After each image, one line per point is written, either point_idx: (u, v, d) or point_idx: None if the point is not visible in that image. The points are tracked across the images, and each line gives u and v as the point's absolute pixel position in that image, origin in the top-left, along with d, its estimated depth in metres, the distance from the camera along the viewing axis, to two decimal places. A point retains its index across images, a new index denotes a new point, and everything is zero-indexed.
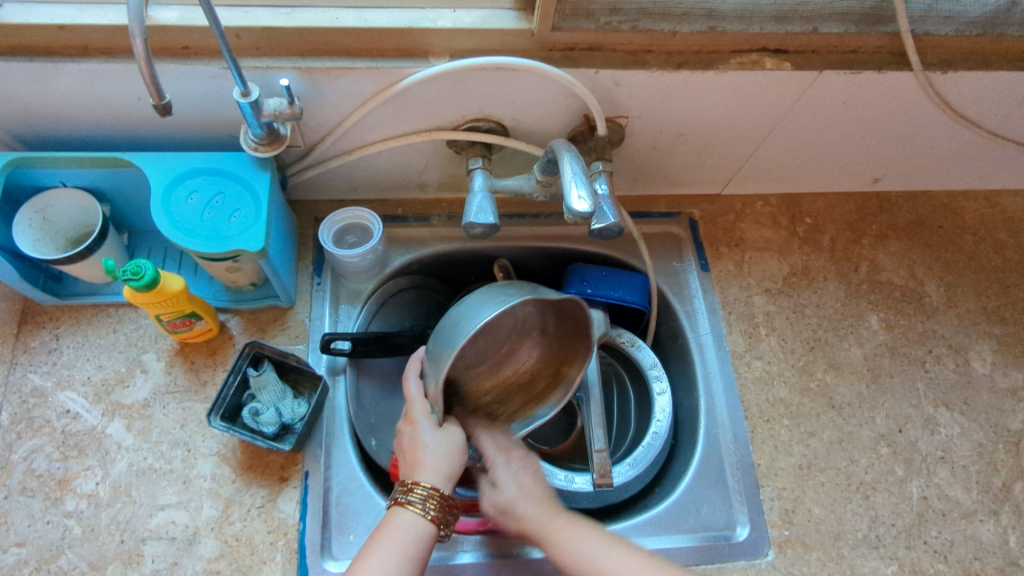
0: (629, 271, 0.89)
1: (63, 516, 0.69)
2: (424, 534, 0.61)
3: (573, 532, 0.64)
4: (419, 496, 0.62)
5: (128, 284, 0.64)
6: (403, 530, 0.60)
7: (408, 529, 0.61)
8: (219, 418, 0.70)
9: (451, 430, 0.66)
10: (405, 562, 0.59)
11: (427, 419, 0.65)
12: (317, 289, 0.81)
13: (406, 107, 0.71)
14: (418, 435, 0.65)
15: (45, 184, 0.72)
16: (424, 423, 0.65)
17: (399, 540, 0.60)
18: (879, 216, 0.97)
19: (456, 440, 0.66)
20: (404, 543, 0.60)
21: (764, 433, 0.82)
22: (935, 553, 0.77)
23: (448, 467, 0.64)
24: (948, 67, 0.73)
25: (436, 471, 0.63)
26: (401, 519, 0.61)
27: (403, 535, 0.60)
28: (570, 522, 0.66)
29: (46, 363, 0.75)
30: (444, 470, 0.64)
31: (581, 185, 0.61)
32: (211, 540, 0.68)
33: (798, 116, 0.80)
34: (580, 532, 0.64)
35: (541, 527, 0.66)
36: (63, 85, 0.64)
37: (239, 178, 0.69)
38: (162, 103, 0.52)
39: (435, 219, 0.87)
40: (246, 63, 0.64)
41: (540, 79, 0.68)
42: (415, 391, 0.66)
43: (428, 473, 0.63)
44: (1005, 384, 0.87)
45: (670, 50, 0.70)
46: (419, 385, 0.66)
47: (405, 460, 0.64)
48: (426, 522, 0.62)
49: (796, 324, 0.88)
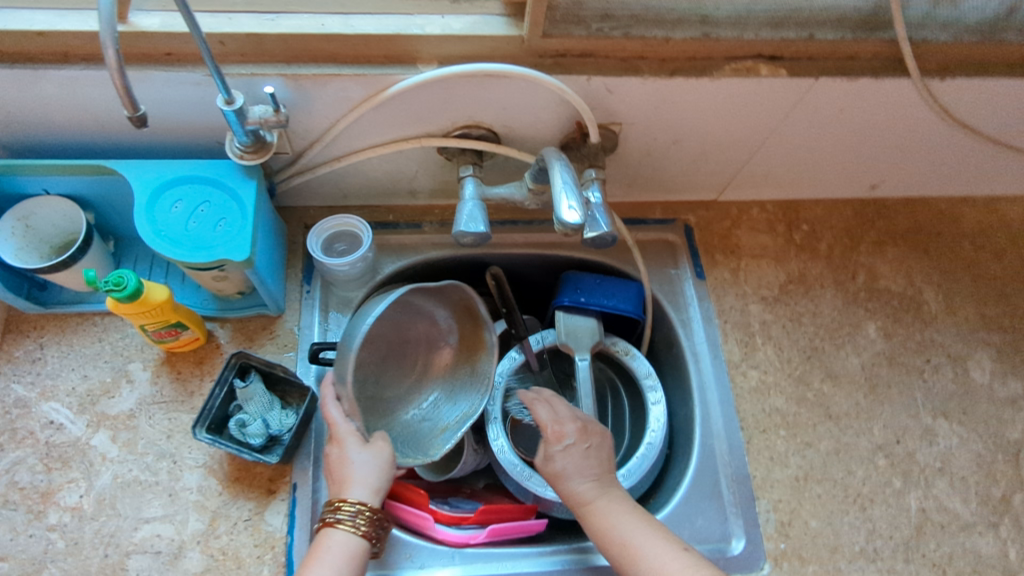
0: (622, 279, 0.88)
1: (46, 529, 0.67)
2: (357, 549, 0.62)
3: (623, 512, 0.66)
4: (348, 512, 0.63)
5: (110, 295, 0.63)
6: (337, 547, 0.61)
7: (341, 546, 0.62)
8: (205, 431, 0.69)
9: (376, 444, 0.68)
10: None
11: (352, 438, 0.67)
12: (307, 297, 0.80)
13: (395, 114, 0.70)
14: (344, 454, 0.66)
15: (28, 192, 0.71)
16: (349, 443, 0.66)
17: (333, 557, 0.61)
18: (876, 222, 0.96)
19: (383, 452, 0.67)
20: (338, 559, 0.61)
21: (760, 444, 0.80)
22: (934, 567, 0.76)
23: (376, 480, 0.65)
24: (947, 74, 0.72)
25: (364, 484, 0.65)
26: (332, 538, 0.62)
27: (336, 552, 0.61)
28: (617, 497, 0.68)
29: (31, 373, 0.74)
30: (372, 483, 0.65)
31: (571, 195, 0.60)
32: (197, 554, 0.67)
33: (794, 122, 0.79)
34: (625, 514, 0.66)
35: (583, 501, 0.67)
36: (44, 92, 0.62)
37: (225, 187, 0.68)
38: (139, 114, 0.51)
39: (427, 225, 0.86)
40: (231, 70, 0.63)
41: (530, 86, 0.67)
42: (336, 414, 0.68)
43: (357, 487, 0.65)
44: (1005, 394, 0.86)
45: (664, 56, 0.69)
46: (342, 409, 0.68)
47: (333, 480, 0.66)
48: (354, 537, 0.62)
49: (793, 332, 0.87)
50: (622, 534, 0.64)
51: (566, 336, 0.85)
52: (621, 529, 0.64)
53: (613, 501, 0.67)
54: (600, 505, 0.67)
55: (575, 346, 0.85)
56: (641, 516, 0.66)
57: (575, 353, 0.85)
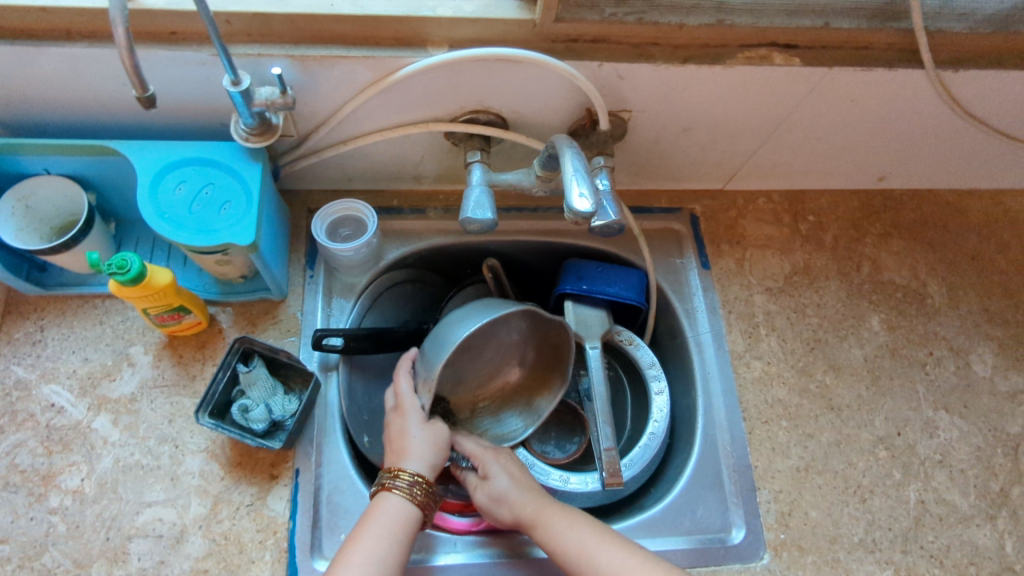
0: (627, 267, 0.87)
1: (47, 512, 0.67)
2: (410, 517, 0.62)
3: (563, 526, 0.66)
4: (405, 480, 0.64)
5: (113, 278, 0.62)
6: (391, 513, 0.62)
7: (396, 512, 0.62)
8: (208, 416, 0.68)
9: (435, 424, 0.69)
10: (393, 541, 0.60)
11: (416, 412, 0.69)
12: (310, 282, 0.79)
13: (403, 98, 0.69)
14: (406, 426, 0.68)
15: (28, 171, 0.70)
16: (412, 416, 0.69)
17: (386, 521, 0.61)
18: (882, 214, 0.96)
19: (439, 432, 0.69)
20: (392, 524, 0.61)
21: (762, 435, 0.81)
22: (931, 558, 0.76)
23: (432, 457, 0.67)
24: (960, 66, 0.71)
25: (420, 457, 0.66)
26: (387, 503, 0.63)
27: (390, 518, 0.62)
28: (559, 512, 0.67)
29: (30, 356, 0.73)
30: (429, 459, 0.66)
31: (583, 183, 0.59)
32: (199, 539, 0.67)
33: (804, 113, 0.78)
34: (570, 524, 0.66)
35: (534, 513, 0.67)
36: (46, 70, 0.61)
37: (229, 169, 0.67)
38: (147, 94, 0.50)
39: (432, 211, 0.85)
40: (237, 50, 0.62)
41: (542, 71, 0.66)
42: (405, 387, 0.70)
43: (414, 459, 0.66)
44: (1006, 388, 0.86)
45: (677, 43, 0.68)
46: (411, 383, 0.71)
47: (392, 450, 0.67)
48: (410, 505, 0.63)
49: (797, 324, 0.87)
50: (577, 546, 0.64)
51: (576, 324, 0.85)
52: (570, 540, 0.65)
53: (569, 516, 0.67)
54: (552, 520, 0.66)
55: (586, 334, 0.85)
56: (593, 527, 0.66)
57: (586, 341, 0.85)
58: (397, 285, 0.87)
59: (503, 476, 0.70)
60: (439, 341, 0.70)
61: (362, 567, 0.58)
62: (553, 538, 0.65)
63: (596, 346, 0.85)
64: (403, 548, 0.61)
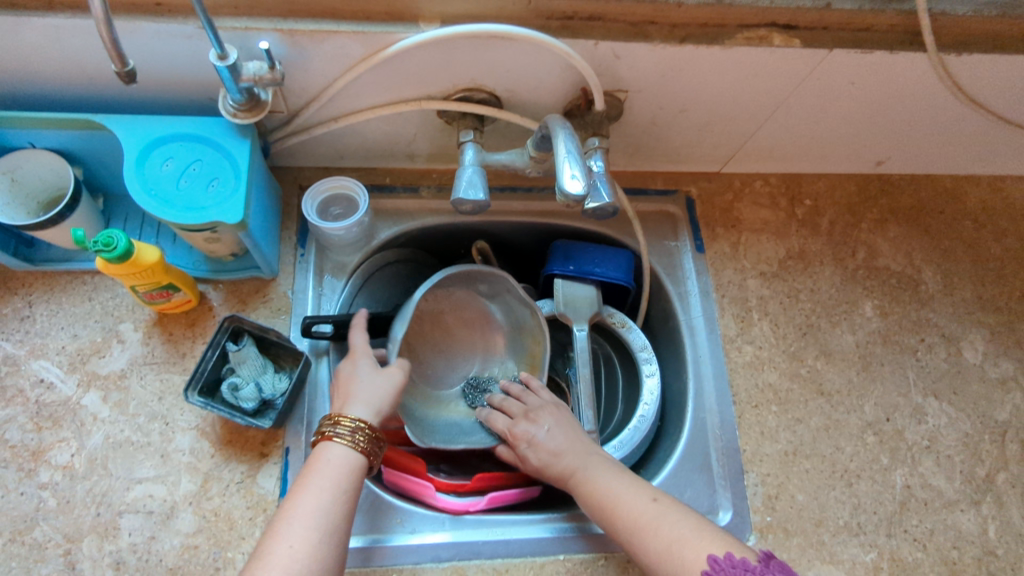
0: (614, 247, 0.87)
1: (37, 487, 0.67)
2: (352, 465, 0.62)
3: (600, 477, 0.66)
4: (348, 427, 0.64)
5: (100, 255, 0.61)
6: (332, 463, 0.61)
7: (337, 460, 0.61)
8: (197, 394, 0.68)
9: (387, 372, 0.70)
10: (337, 491, 0.59)
11: (365, 359, 0.70)
12: (300, 261, 0.79)
13: (394, 74, 0.68)
14: (356, 369, 0.69)
15: (13, 145, 0.68)
16: (363, 363, 0.70)
17: (328, 472, 0.60)
18: (879, 199, 0.95)
19: (393, 378, 0.70)
20: (335, 476, 0.60)
21: (751, 418, 0.81)
22: (915, 541, 0.77)
23: (381, 402, 0.68)
24: (963, 49, 0.70)
25: (366, 403, 0.67)
26: (328, 453, 0.62)
27: (331, 466, 0.61)
28: (602, 466, 0.67)
29: (19, 331, 0.73)
30: (377, 407, 0.67)
31: (575, 164, 0.59)
32: (190, 515, 0.67)
33: (803, 95, 0.77)
34: (607, 473, 0.66)
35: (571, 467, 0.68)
36: (28, 42, 0.60)
37: (216, 145, 0.66)
38: (126, 70, 0.50)
39: (425, 190, 0.85)
40: (224, 23, 0.61)
41: (536, 49, 0.65)
42: (360, 341, 0.72)
43: (359, 404, 0.66)
44: (995, 374, 0.87)
45: (674, 22, 0.67)
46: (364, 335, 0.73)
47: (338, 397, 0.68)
48: (353, 449, 0.63)
49: (790, 308, 0.87)
50: (603, 493, 0.65)
51: (565, 305, 0.85)
52: (608, 491, 0.65)
53: (602, 467, 0.67)
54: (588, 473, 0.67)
55: (574, 316, 0.85)
56: (623, 475, 0.66)
57: (574, 324, 0.84)
58: (389, 265, 0.87)
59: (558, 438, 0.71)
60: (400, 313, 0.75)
61: (304, 521, 0.56)
62: (587, 486, 0.66)
63: (585, 329, 0.84)
64: (348, 498, 0.60)
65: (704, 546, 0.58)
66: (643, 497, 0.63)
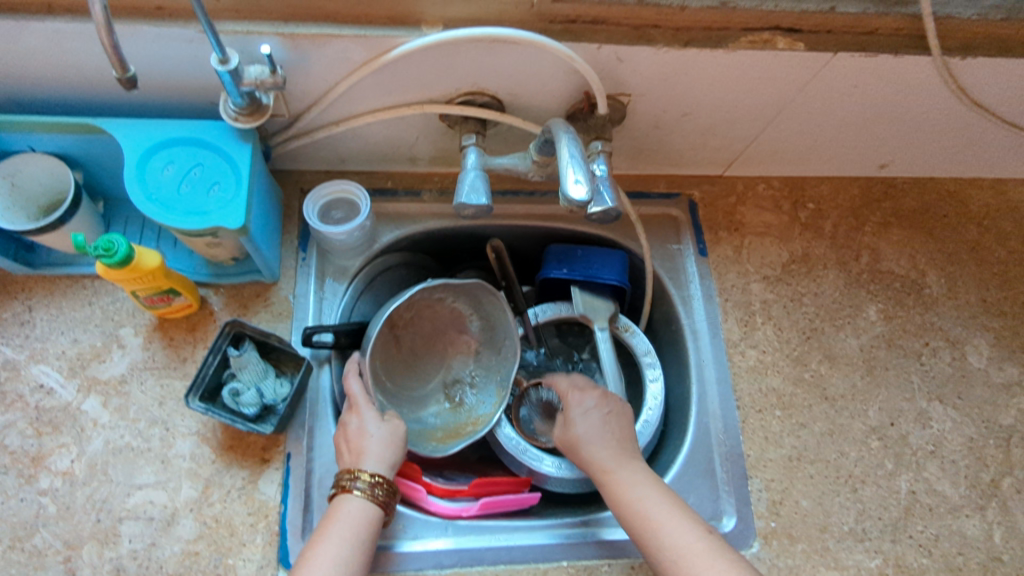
0: (609, 247, 0.87)
1: (37, 493, 0.67)
2: (372, 521, 0.63)
3: (630, 483, 0.65)
4: (366, 481, 0.64)
5: (100, 261, 0.61)
6: (353, 516, 0.62)
7: (359, 514, 0.62)
8: (198, 399, 0.68)
9: (392, 422, 0.70)
10: (355, 545, 0.60)
11: (370, 410, 0.69)
12: (302, 265, 0.78)
13: (396, 78, 0.67)
14: (364, 424, 0.68)
15: (13, 149, 0.68)
16: (368, 413, 0.69)
17: (348, 525, 0.61)
18: (883, 202, 0.95)
19: (397, 430, 0.69)
20: (355, 527, 0.61)
21: (755, 423, 0.80)
22: (920, 547, 0.77)
23: (390, 456, 0.67)
24: (968, 53, 0.70)
25: (379, 459, 0.66)
26: (348, 506, 0.62)
27: (352, 519, 0.62)
28: (633, 469, 0.66)
29: (19, 336, 0.73)
30: (386, 458, 0.67)
31: (579, 169, 0.58)
32: (190, 521, 0.67)
33: (807, 99, 0.77)
34: (643, 485, 0.65)
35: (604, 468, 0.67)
36: (28, 46, 0.59)
37: (218, 149, 0.65)
38: (128, 75, 0.50)
39: (426, 193, 0.84)
40: (225, 27, 0.60)
41: (539, 53, 0.65)
42: (355, 388, 0.71)
43: (373, 461, 0.66)
44: (1000, 379, 0.86)
45: (678, 25, 0.66)
46: (360, 381, 0.71)
47: (348, 454, 0.67)
48: (373, 504, 0.63)
49: (794, 312, 0.86)
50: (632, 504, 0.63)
51: (583, 307, 0.85)
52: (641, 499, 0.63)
53: (635, 473, 0.66)
54: (622, 475, 0.66)
55: (594, 317, 0.85)
56: (666, 496, 0.64)
57: (595, 324, 0.85)
58: (390, 269, 0.86)
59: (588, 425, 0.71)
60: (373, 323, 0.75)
61: (324, 569, 0.58)
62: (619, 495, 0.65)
63: (605, 329, 0.85)
64: (364, 552, 0.61)
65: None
66: (685, 527, 0.61)
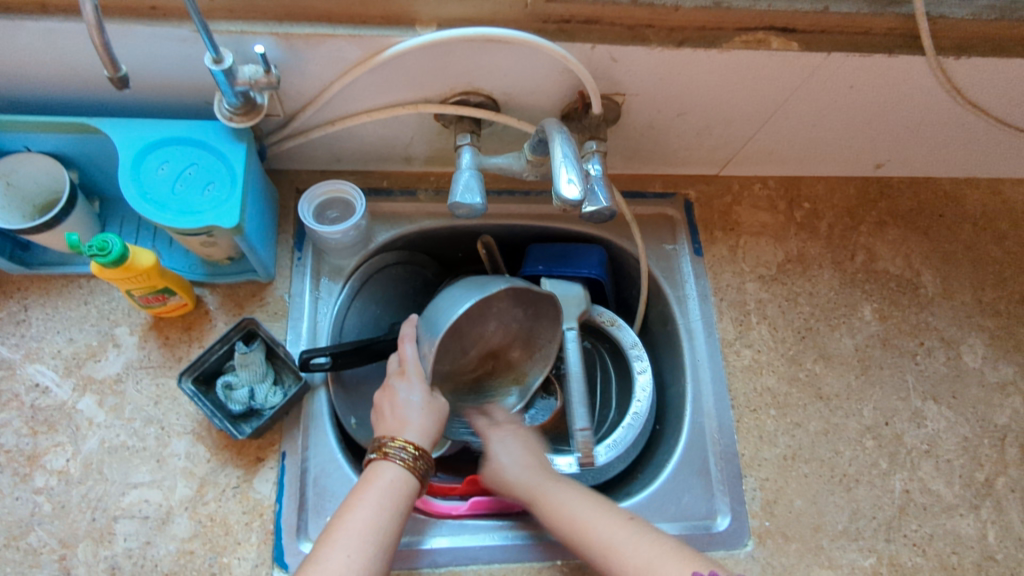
0: (584, 244, 0.88)
1: (32, 492, 0.67)
2: (411, 491, 0.62)
3: (559, 497, 0.67)
4: (408, 452, 0.64)
5: (94, 260, 0.61)
6: (393, 484, 0.62)
7: (398, 483, 0.62)
8: (192, 381, 0.69)
9: (437, 399, 0.70)
10: (392, 514, 0.60)
11: (420, 381, 0.69)
12: (297, 265, 0.78)
13: (391, 77, 0.67)
14: (411, 394, 0.68)
15: (9, 149, 0.68)
16: (417, 386, 0.69)
17: (388, 493, 0.61)
18: (878, 202, 0.95)
19: (441, 410, 0.69)
20: (394, 495, 0.61)
21: (750, 423, 0.80)
22: (913, 546, 0.77)
23: (434, 431, 0.67)
24: (962, 52, 0.70)
25: (420, 431, 0.66)
26: (388, 473, 0.62)
27: (390, 486, 0.61)
28: (560, 486, 0.68)
29: (15, 335, 0.73)
30: (428, 433, 0.67)
31: (572, 168, 0.58)
32: (185, 520, 0.67)
33: (801, 99, 0.77)
34: (569, 497, 0.67)
35: (530, 491, 0.69)
36: (23, 46, 0.60)
37: (214, 149, 0.65)
38: (119, 74, 0.50)
39: (422, 193, 0.84)
40: (219, 26, 0.61)
41: (534, 53, 0.65)
42: (411, 354, 0.71)
43: (414, 432, 0.66)
44: (995, 378, 0.86)
45: (671, 25, 0.66)
46: (415, 349, 0.72)
47: (391, 419, 0.67)
48: (412, 476, 0.63)
49: (789, 312, 0.86)
50: (571, 518, 0.65)
51: None
52: (575, 512, 0.65)
53: (560, 489, 0.68)
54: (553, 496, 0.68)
55: (562, 314, 0.83)
56: (590, 500, 0.67)
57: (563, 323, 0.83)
58: (387, 268, 0.86)
59: (507, 457, 0.73)
60: (435, 321, 0.72)
61: (360, 535, 0.57)
62: (552, 512, 0.67)
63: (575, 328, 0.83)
64: (399, 524, 0.60)
65: (681, 563, 0.59)
66: (610, 519, 0.64)
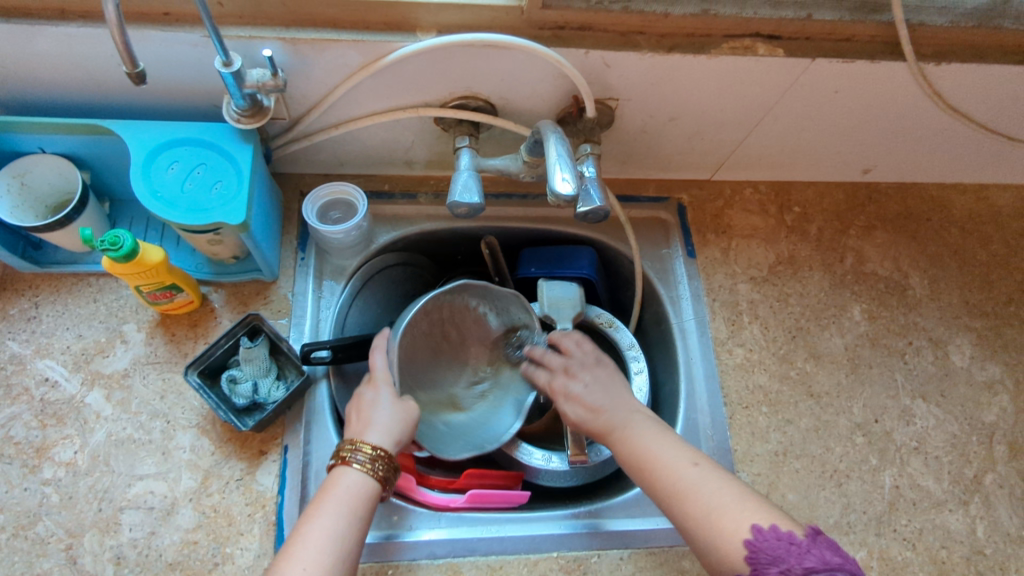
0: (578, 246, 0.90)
1: (41, 483, 0.69)
2: (370, 496, 0.63)
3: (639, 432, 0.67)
4: (366, 454, 0.65)
5: (106, 254, 0.63)
6: (349, 490, 0.62)
7: (357, 488, 0.63)
8: (197, 374, 0.71)
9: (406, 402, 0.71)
10: (350, 522, 0.60)
11: (387, 386, 0.71)
12: (301, 264, 0.80)
13: (392, 82, 0.70)
14: (378, 397, 0.70)
15: (25, 150, 0.71)
16: (384, 390, 0.70)
17: (345, 500, 0.62)
18: (867, 206, 0.97)
19: (409, 411, 0.70)
20: (352, 501, 0.62)
21: (742, 419, 0.82)
22: (904, 541, 0.78)
23: (398, 433, 0.68)
24: (942, 59, 0.73)
25: (384, 432, 0.67)
26: (344, 480, 0.63)
27: (348, 492, 0.62)
28: (647, 423, 0.68)
29: (26, 331, 0.75)
30: (393, 434, 0.68)
31: (565, 168, 0.61)
32: (189, 511, 0.69)
33: (789, 104, 0.80)
34: (654, 436, 0.66)
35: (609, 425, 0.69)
36: (42, 50, 0.62)
37: (222, 150, 0.68)
38: (137, 71, 0.53)
39: (422, 196, 0.87)
40: (229, 32, 0.63)
41: (529, 58, 0.68)
42: (380, 362, 0.73)
43: (378, 433, 0.67)
44: (982, 377, 0.88)
45: (662, 32, 0.69)
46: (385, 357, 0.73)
47: (355, 422, 0.68)
48: (372, 478, 0.64)
49: (780, 312, 0.88)
50: (640, 452, 0.65)
51: (548, 306, 0.84)
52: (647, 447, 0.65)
53: (646, 423, 0.68)
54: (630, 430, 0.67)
55: (558, 317, 0.84)
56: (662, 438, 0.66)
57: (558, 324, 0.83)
58: (388, 269, 0.89)
59: (596, 395, 0.72)
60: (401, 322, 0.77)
61: (318, 544, 0.58)
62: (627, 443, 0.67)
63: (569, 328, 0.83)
64: (358, 531, 0.61)
65: (745, 514, 0.58)
66: (683, 460, 0.63)
